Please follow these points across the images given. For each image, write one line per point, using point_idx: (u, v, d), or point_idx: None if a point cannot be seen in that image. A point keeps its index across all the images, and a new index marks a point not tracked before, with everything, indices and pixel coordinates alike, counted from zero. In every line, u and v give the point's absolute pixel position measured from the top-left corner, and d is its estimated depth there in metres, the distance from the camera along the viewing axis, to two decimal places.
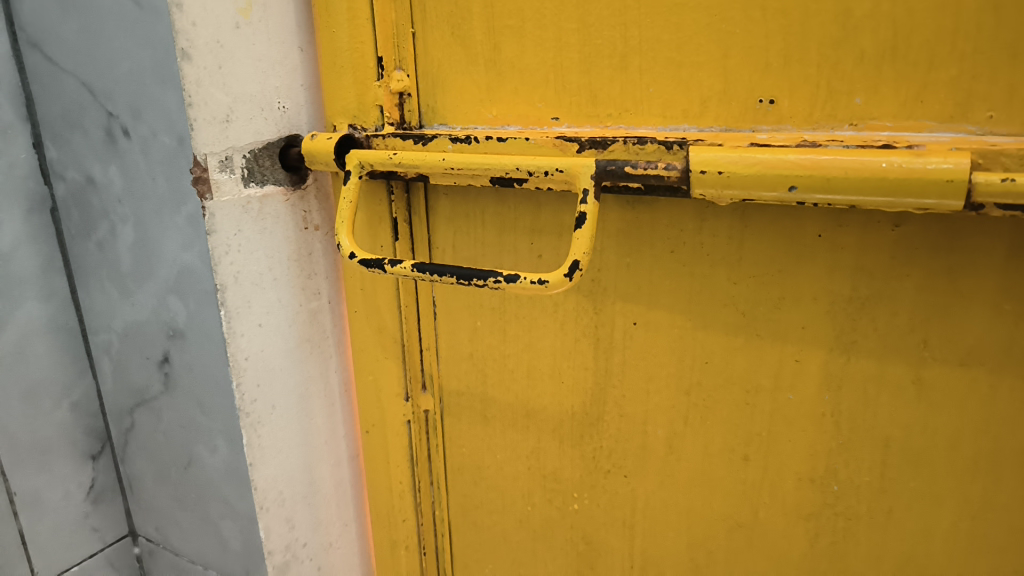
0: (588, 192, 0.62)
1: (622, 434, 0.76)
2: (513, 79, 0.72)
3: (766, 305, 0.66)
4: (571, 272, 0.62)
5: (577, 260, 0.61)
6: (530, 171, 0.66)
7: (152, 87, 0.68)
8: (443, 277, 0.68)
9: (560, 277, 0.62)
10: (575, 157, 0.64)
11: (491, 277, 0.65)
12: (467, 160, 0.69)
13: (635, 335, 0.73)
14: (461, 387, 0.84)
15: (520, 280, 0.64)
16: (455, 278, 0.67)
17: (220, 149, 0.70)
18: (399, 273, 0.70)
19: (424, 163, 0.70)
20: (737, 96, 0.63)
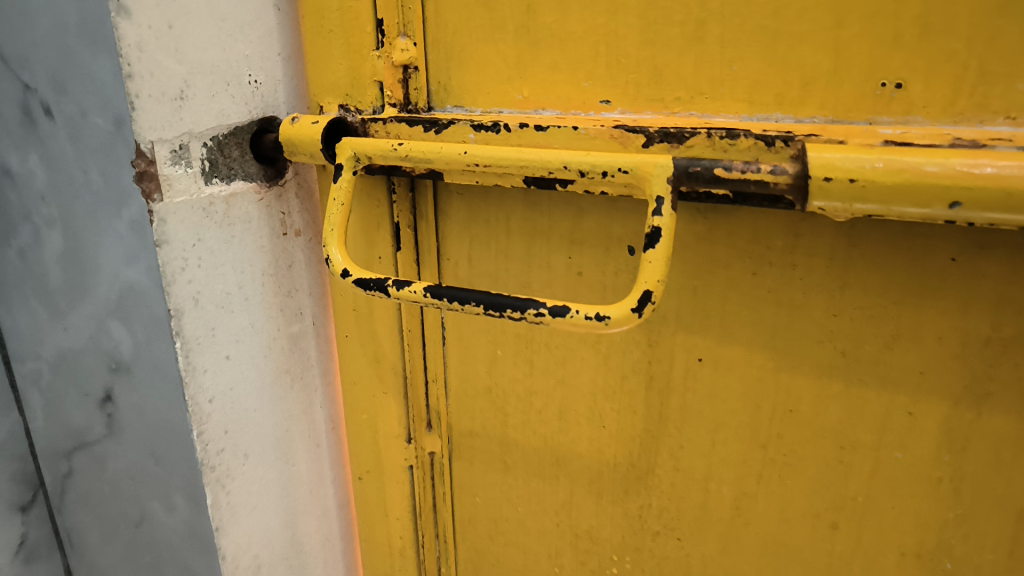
0: (662, 201, 0.47)
1: (676, 491, 0.63)
2: (551, 51, 0.57)
3: (874, 344, 0.53)
4: (642, 305, 0.47)
5: (649, 290, 0.47)
6: (582, 171, 0.50)
7: (79, 51, 0.51)
8: (466, 305, 0.53)
9: (627, 313, 0.47)
10: (642, 154, 0.49)
11: (531, 308, 0.50)
12: (496, 155, 0.53)
13: (700, 373, 0.59)
14: (475, 428, 0.71)
15: (572, 313, 0.49)
16: (483, 307, 0.52)
17: (173, 135, 0.54)
18: (406, 300, 0.55)
19: (440, 157, 0.55)
20: (851, 78, 0.49)
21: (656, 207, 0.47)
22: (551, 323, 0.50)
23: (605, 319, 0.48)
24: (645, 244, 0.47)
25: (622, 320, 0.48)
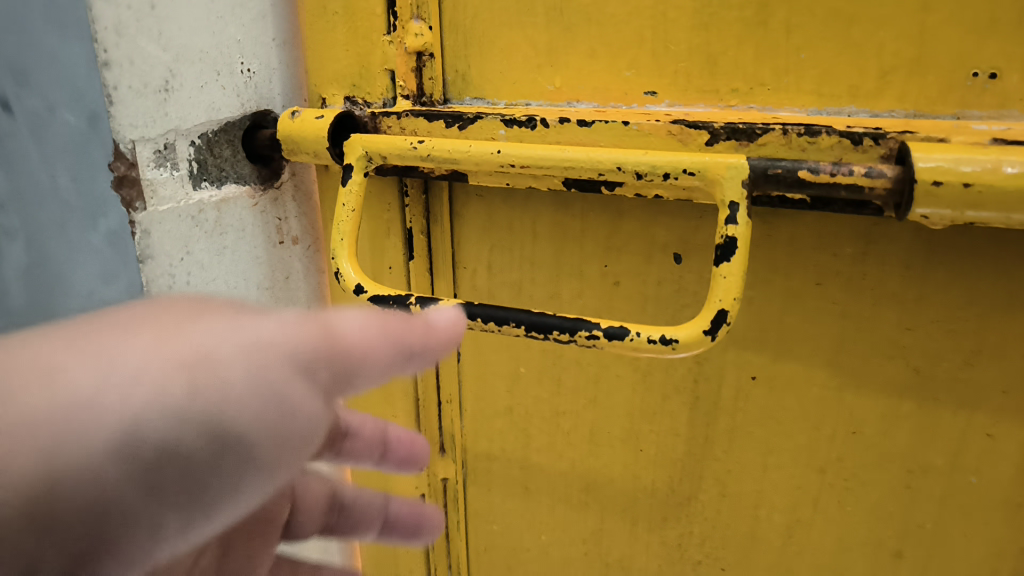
0: (735, 207, 0.41)
1: (722, 519, 0.58)
2: (588, 36, 0.51)
3: (953, 361, 0.47)
4: (715, 327, 0.41)
5: (725, 309, 0.41)
6: (639, 173, 0.44)
7: (44, 32, 0.40)
8: (504, 326, 0.46)
9: (698, 335, 0.41)
10: (708, 153, 0.43)
11: (582, 329, 0.44)
12: (533, 153, 0.47)
13: (753, 393, 0.54)
14: (493, 451, 0.66)
15: (632, 335, 0.43)
16: (525, 329, 0.45)
17: (157, 133, 0.48)
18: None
19: (469, 157, 0.48)
20: (936, 68, 0.44)
21: (728, 215, 0.41)
22: (605, 347, 0.44)
23: (673, 343, 0.42)
24: (716, 257, 0.41)
25: (692, 344, 0.42)
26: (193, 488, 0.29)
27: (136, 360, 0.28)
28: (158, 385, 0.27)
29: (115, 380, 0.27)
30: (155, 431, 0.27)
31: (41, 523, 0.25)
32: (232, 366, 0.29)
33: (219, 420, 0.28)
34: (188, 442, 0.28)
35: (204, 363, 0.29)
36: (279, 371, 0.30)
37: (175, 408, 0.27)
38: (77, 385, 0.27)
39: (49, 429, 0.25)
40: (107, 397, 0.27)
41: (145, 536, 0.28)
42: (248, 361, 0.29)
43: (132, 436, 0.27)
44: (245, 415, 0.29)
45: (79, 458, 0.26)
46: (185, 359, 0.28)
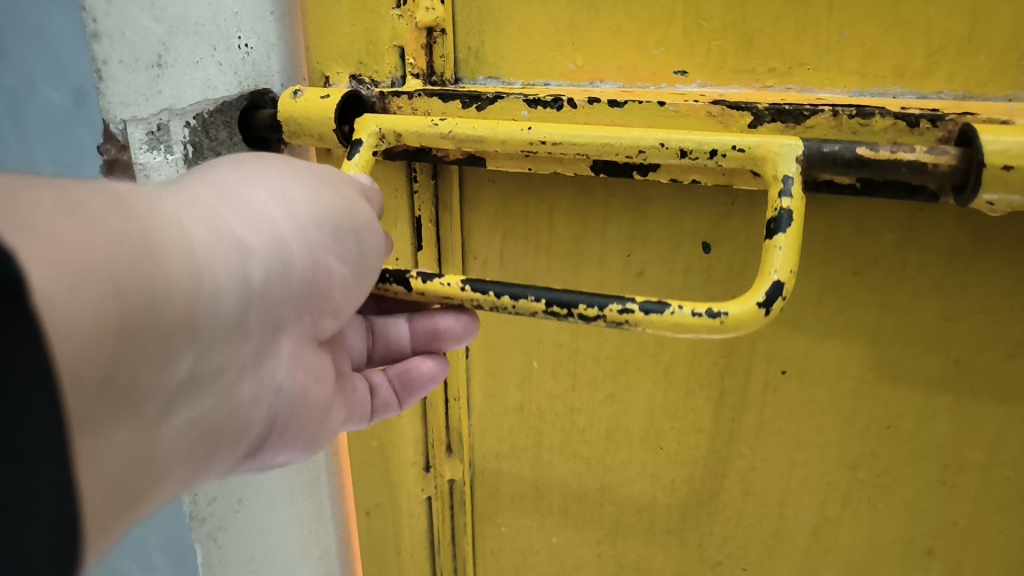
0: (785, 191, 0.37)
1: (746, 518, 0.56)
2: (614, 11, 0.48)
3: (993, 352, 0.45)
4: (771, 300, 0.36)
5: (782, 280, 0.36)
6: (684, 152, 0.41)
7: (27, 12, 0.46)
8: (521, 300, 0.40)
9: (751, 307, 0.36)
10: (756, 133, 0.40)
11: (614, 302, 0.38)
12: (567, 131, 0.43)
13: (783, 387, 0.51)
14: (503, 450, 0.63)
15: (671, 308, 0.37)
16: (545, 302, 0.40)
17: (150, 113, 0.46)
18: (432, 295, 0.42)
19: (494, 136, 0.45)
20: (988, 46, 0.41)
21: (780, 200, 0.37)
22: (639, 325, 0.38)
23: (721, 315, 0.36)
24: (770, 230, 0.37)
25: (743, 317, 0.36)
26: (317, 282, 0.35)
27: (250, 195, 0.34)
28: (267, 204, 0.34)
29: (241, 202, 0.33)
30: (285, 234, 0.33)
31: (214, 301, 0.30)
32: (320, 184, 0.36)
33: (331, 223, 0.35)
34: (313, 240, 0.34)
35: (296, 185, 0.35)
36: (349, 191, 0.37)
37: (286, 213, 0.34)
38: (211, 203, 0.32)
39: (212, 230, 0.31)
40: (241, 219, 0.32)
41: (285, 327, 0.34)
42: (327, 183, 0.36)
43: (270, 235, 0.33)
44: (343, 222, 0.36)
45: (238, 251, 0.31)
46: (280, 186, 0.35)
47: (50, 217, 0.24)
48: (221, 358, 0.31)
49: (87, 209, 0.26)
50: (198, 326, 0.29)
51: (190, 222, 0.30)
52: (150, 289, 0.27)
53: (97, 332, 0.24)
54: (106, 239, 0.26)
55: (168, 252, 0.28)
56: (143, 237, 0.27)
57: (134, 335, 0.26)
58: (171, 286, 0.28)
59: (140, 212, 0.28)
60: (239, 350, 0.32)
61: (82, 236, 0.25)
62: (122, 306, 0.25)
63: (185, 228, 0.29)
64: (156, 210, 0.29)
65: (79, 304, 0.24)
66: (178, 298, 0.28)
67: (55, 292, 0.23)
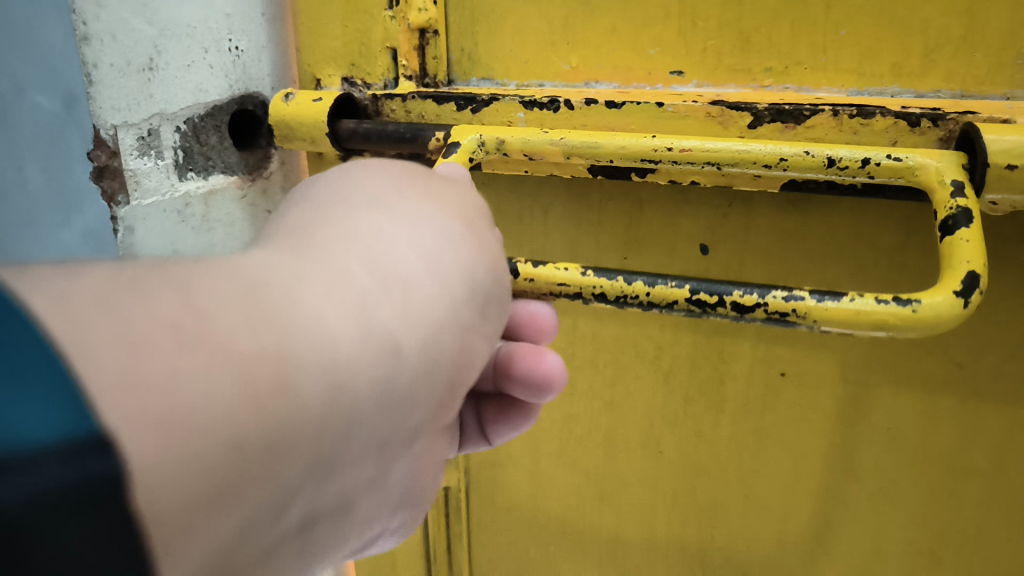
0: (838, 161, 0.37)
1: (746, 523, 0.56)
2: (608, 11, 0.48)
3: (996, 355, 0.45)
4: (968, 290, 0.31)
5: (976, 272, 0.32)
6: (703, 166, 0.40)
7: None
8: (657, 286, 0.36)
9: (947, 296, 0.31)
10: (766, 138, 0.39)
11: (776, 292, 0.34)
12: (585, 141, 0.42)
13: (783, 391, 0.51)
14: (499, 457, 0.63)
15: (851, 297, 0.33)
16: (688, 289, 0.36)
17: (140, 118, 0.45)
18: (542, 284, 0.37)
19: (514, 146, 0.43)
20: (986, 45, 0.41)
21: (845, 163, 0.37)
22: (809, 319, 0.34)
23: (913, 302, 0.32)
24: (948, 228, 0.33)
25: (939, 306, 0.31)
26: (460, 372, 0.28)
27: (396, 258, 0.26)
28: (419, 274, 0.26)
29: (389, 274, 0.25)
30: (439, 317, 0.26)
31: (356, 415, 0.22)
32: (466, 246, 0.29)
33: (478, 294, 0.28)
34: (462, 321, 0.27)
35: (446, 247, 0.28)
36: (490, 246, 0.30)
37: (438, 287, 0.27)
38: (357, 277, 0.25)
39: (359, 325, 0.23)
40: (391, 301, 0.25)
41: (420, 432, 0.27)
42: (476, 238, 0.30)
43: (423, 325, 0.25)
44: (484, 295, 0.29)
45: (386, 351, 0.24)
46: (432, 247, 0.27)
47: (163, 355, 0.17)
48: (352, 486, 0.24)
49: (210, 329, 0.19)
50: (330, 460, 0.22)
51: (333, 314, 0.23)
52: (284, 430, 0.20)
53: (213, 510, 0.18)
54: (233, 375, 0.18)
55: (308, 372, 0.21)
56: (280, 360, 0.20)
57: (257, 499, 0.19)
58: (309, 418, 0.20)
59: (274, 315, 0.21)
60: (376, 470, 0.25)
61: (206, 375, 0.18)
62: (252, 464, 0.18)
63: (331, 326, 0.22)
64: (296, 303, 0.22)
65: (200, 476, 0.17)
66: (310, 439, 0.20)
67: (169, 476, 0.16)
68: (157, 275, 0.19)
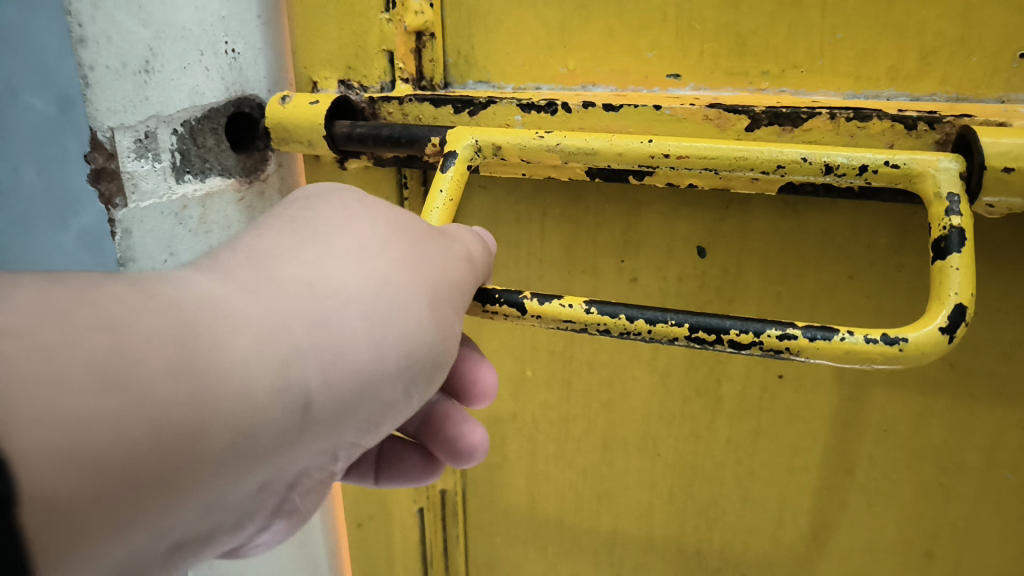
0: (836, 167, 0.37)
1: (743, 524, 0.56)
2: (605, 14, 0.48)
3: (991, 356, 0.45)
4: (954, 326, 0.30)
5: (962, 303, 0.30)
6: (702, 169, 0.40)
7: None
8: (658, 324, 0.34)
9: (933, 332, 0.30)
10: (765, 142, 0.39)
11: (771, 328, 0.32)
12: (583, 142, 0.42)
13: (780, 393, 0.51)
14: (496, 460, 0.63)
15: (842, 335, 0.31)
16: (688, 327, 0.33)
17: (138, 120, 0.44)
18: (548, 320, 0.35)
19: (513, 149, 0.43)
20: (981, 47, 0.41)
21: (843, 170, 0.37)
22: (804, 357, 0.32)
23: (899, 341, 0.30)
24: (939, 250, 0.32)
25: (924, 342, 0.30)
26: (377, 424, 0.29)
27: (343, 314, 0.27)
28: (358, 336, 0.27)
29: (327, 332, 0.26)
30: (361, 383, 0.27)
31: (250, 463, 0.24)
32: (422, 315, 0.29)
33: (413, 366, 0.29)
34: (385, 388, 0.28)
35: (397, 313, 0.28)
36: (450, 311, 0.31)
37: (373, 353, 0.27)
38: (297, 330, 0.25)
39: (278, 378, 0.24)
40: (320, 360, 0.26)
41: (309, 476, 0.28)
42: (436, 305, 0.30)
43: (345, 386, 0.27)
44: (426, 363, 0.30)
45: (298, 409, 0.25)
46: (381, 310, 0.28)
47: (67, 397, 0.19)
48: (226, 521, 0.25)
49: (125, 373, 0.20)
50: (216, 498, 0.23)
51: (258, 362, 0.24)
52: (178, 477, 0.21)
53: (82, 546, 0.19)
54: (141, 419, 0.20)
55: (216, 423, 0.22)
56: (191, 408, 0.21)
57: (138, 533, 0.20)
58: (202, 464, 0.22)
59: (195, 363, 0.22)
60: (265, 498, 0.26)
61: (107, 421, 0.19)
62: (134, 505, 0.20)
63: (250, 379, 0.23)
64: (221, 352, 0.23)
65: (80, 514, 0.19)
66: (199, 483, 0.22)
67: (54, 513, 0.18)
68: (83, 302, 0.21)
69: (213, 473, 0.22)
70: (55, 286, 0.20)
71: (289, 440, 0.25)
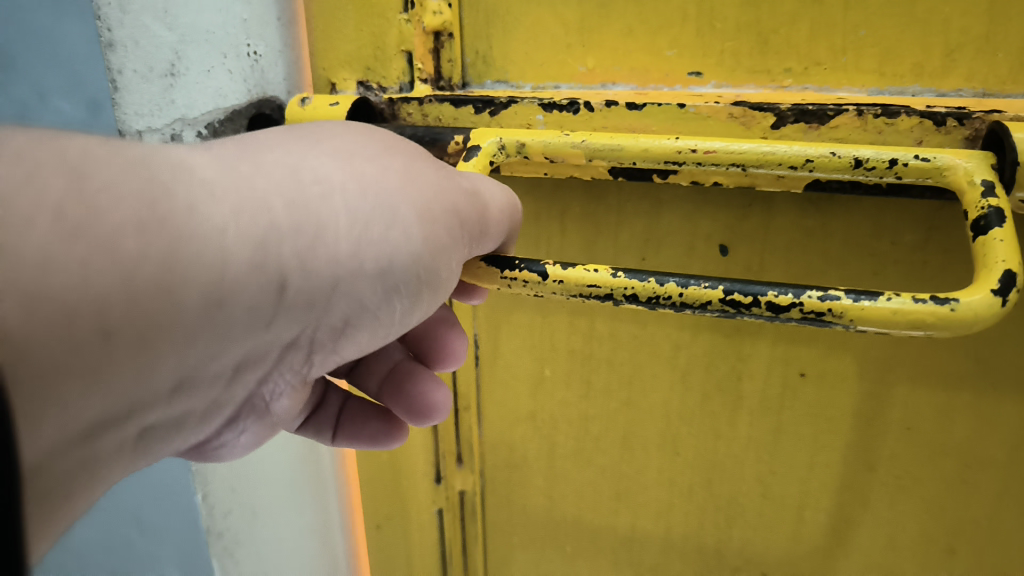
0: (865, 161, 0.37)
1: (764, 521, 0.56)
2: (625, 12, 0.47)
3: (1015, 352, 0.44)
4: (1005, 288, 0.30)
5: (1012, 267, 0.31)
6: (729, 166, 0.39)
7: (39, 21, 0.50)
8: (691, 287, 0.33)
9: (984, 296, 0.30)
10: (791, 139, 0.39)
11: (811, 291, 0.32)
12: (607, 141, 0.41)
13: (801, 390, 0.51)
14: (514, 460, 0.63)
15: (888, 296, 0.31)
16: (722, 289, 0.33)
17: (165, 122, 0.49)
18: (571, 286, 0.35)
19: (537, 148, 0.43)
20: (1008, 43, 0.41)
21: (872, 164, 0.37)
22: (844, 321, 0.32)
23: (951, 302, 0.30)
24: (980, 228, 0.33)
25: (976, 306, 0.30)
26: (356, 318, 0.31)
27: (325, 203, 0.28)
28: (338, 227, 0.28)
29: (308, 216, 0.28)
30: (338, 270, 0.29)
31: (224, 320, 0.26)
32: (409, 222, 0.30)
33: (395, 268, 0.30)
34: (363, 282, 0.30)
35: (380, 217, 0.29)
36: (446, 228, 0.31)
37: (351, 245, 0.29)
38: (277, 208, 0.27)
39: (255, 252, 0.26)
40: (298, 243, 0.27)
41: (294, 347, 0.30)
42: (431, 213, 0.31)
43: (321, 274, 0.28)
44: (410, 273, 0.31)
45: (272, 285, 0.27)
46: (365, 209, 0.29)
47: (32, 234, 0.20)
48: (210, 375, 0.27)
49: (88, 221, 0.22)
50: (191, 345, 0.25)
51: (236, 231, 0.25)
52: (142, 325, 0.23)
53: (49, 367, 0.21)
54: (105, 265, 0.22)
55: (183, 281, 0.24)
56: (158, 263, 0.23)
57: (105, 371, 0.23)
58: (169, 314, 0.24)
59: (167, 221, 0.23)
60: (248, 360, 0.29)
61: (71, 262, 0.21)
62: (101, 345, 0.22)
63: (225, 247, 0.25)
64: (196, 216, 0.24)
65: (43, 345, 0.21)
66: (168, 329, 0.24)
67: (14, 342, 0.20)
68: (53, 151, 0.22)
69: (184, 321, 0.24)
70: (27, 134, 0.22)
71: (265, 308, 0.27)
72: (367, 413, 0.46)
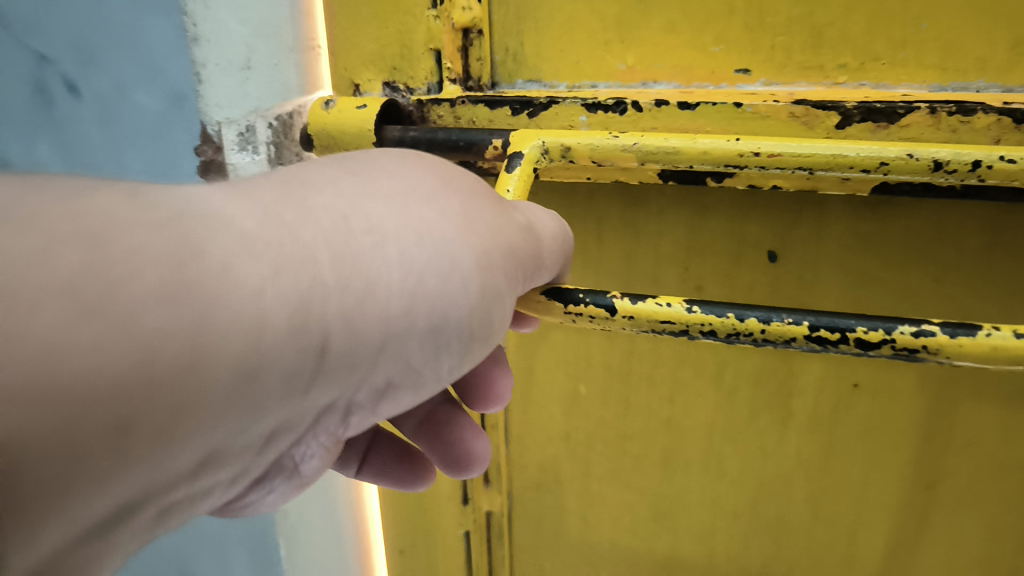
0: (945, 163, 0.34)
1: (812, 540, 0.53)
2: (667, 6, 0.45)
3: None
4: None
5: None
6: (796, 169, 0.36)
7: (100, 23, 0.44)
8: (774, 323, 0.30)
9: None
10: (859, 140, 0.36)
11: (904, 326, 0.29)
12: (661, 143, 0.39)
13: (854, 404, 0.48)
14: (545, 480, 0.60)
15: (988, 330, 0.28)
16: (808, 325, 0.30)
17: (239, 115, 0.46)
18: (643, 322, 0.31)
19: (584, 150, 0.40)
20: None
21: (953, 167, 0.34)
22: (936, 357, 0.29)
23: None
24: None
25: None
26: (403, 382, 0.26)
27: (376, 253, 0.23)
28: (391, 282, 0.23)
29: (357, 270, 0.23)
30: (387, 334, 0.23)
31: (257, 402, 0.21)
32: (469, 273, 0.25)
33: (449, 324, 0.25)
34: (413, 344, 0.24)
35: (438, 267, 0.24)
36: (502, 264, 0.27)
37: (404, 302, 0.24)
38: (324, 263, 0.22)
39: (295, 316, 0.21)
40: (343, 301, 0.22)
41: (330, 421, 0.25)
42: (488, 257, 0.26)
43: (367, 337, 0.23)
44: (464, 330, 0.26)
45: (311, 354, 0.21)
46: (421, 260, 0.24)
47: (38, 322, 0.16)
48: (236, 463, 0.22)
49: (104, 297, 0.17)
50: (217, 436, 0.20)
51: (272, 293, 0.20)
52: (164, 417, 0.18)
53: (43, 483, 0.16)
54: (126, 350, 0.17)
55: (216, 359, 0.19)
56: (188, 342, 0.18)
57: (113, 476, 0.18)
58: (197, 402, 0.19)
59: (197, 288, 0.19)
60: (280, 441, 0.23)
61: (81, 348, 0.16)
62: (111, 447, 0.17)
63: (263, 314, 0.20)
64: (229, 279, 0.19)
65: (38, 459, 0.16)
66: (193, 421, 0.19)
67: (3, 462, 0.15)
68: (64, 212, 0.18)
69: (212, 409, 0.19)
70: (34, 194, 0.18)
71: (302, 383, 0.22)
72: (397, 455, 0.41)
